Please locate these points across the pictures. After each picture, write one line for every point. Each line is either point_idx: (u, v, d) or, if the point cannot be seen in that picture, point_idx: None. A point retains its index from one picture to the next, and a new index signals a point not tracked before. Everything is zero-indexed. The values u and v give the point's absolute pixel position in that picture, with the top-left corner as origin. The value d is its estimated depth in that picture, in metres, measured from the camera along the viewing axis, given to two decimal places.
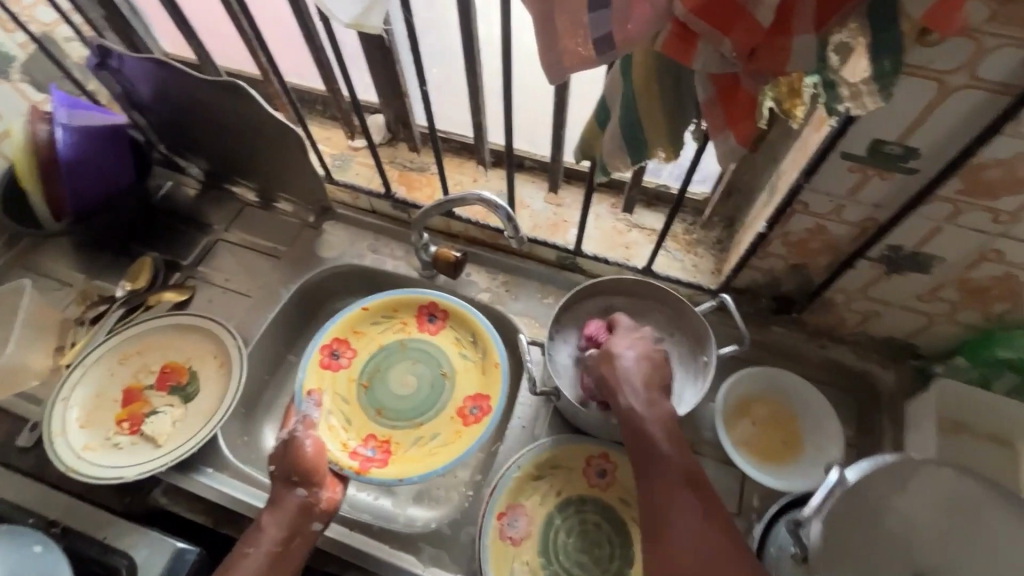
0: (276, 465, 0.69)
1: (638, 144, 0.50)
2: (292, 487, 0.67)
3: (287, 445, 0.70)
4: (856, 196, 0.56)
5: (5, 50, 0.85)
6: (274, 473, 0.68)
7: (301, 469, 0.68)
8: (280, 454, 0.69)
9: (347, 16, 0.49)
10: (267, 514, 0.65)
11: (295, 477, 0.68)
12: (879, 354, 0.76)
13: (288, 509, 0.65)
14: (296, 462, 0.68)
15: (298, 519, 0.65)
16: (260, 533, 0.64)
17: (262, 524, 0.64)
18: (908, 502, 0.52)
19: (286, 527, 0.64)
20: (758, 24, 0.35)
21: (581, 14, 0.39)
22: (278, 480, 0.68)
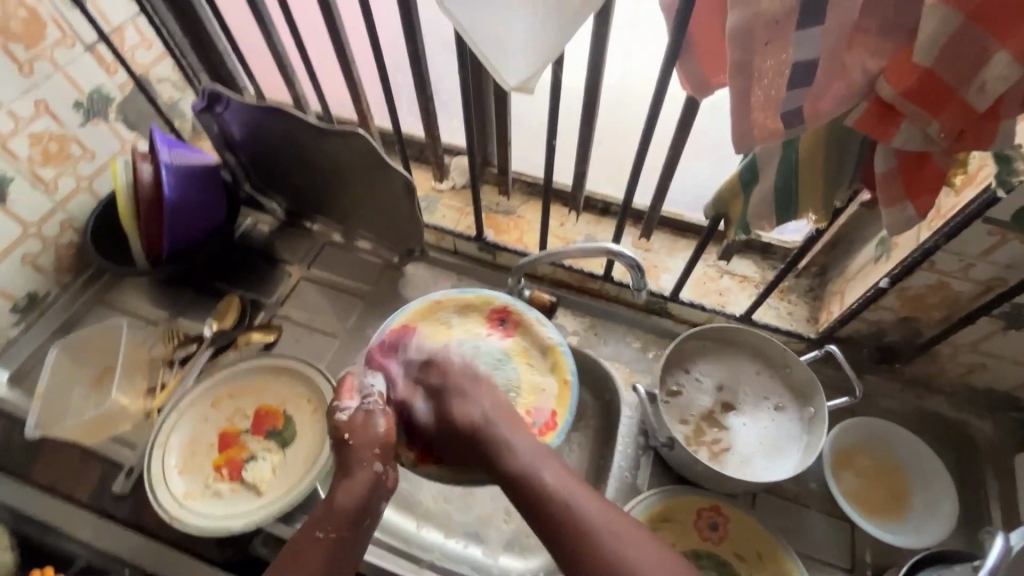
0: (353, 433, 0.58)
1: (789, 206, 0.52)
2: (376, 463, 0.57)
3: (374, 418, 0.60)
4: (988, 257, 0.57)
5: (106, 90, 0.85)
6: (351, 441, 0.58)
7: (382, 445, 0.58)
8: (363, 419, 0.59)
9: (514, 79, 0.49)
10: (344, 480, 0.56)
11: (378, 449, 0.58)
12: (976, 406, 0.76)
13: (365, 485, 0.55)
14: (370, 434, 0.58)
15: (372, 493, 0.55)
16: (336, 499, 0.55)
17: (336, 492, 0.55)
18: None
19: (361, 502, 0.55)
20: (973, 109, 0.37)
21: (779, 91, 0.41)
22: (358, 451, 0.57)
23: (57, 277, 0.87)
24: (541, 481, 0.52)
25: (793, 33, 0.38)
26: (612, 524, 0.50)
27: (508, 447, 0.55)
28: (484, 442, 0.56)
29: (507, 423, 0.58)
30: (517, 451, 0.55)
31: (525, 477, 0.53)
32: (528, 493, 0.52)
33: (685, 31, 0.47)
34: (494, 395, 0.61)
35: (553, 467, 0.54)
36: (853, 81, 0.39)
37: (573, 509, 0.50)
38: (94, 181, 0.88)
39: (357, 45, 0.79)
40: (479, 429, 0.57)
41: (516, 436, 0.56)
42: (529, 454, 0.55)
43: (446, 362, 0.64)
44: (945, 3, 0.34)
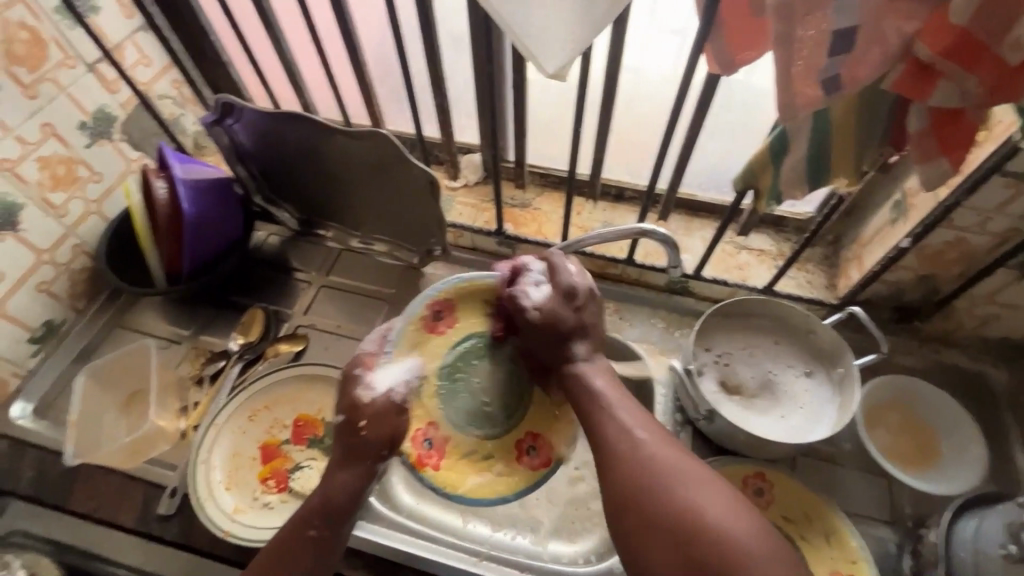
0: (367, 427, 0.61)
1: (822, 172, 0.54)
2: (378, 459, 0.61)
3: (396, 413, 0.63)
4: (1004, 209, 0.60)
5: (109, 110, 0.84)
6: (364, 433, 0.60)
7: (393, 443, 0.61)
8: (380, 410, 0.62)
9: (553, 66, 0.49)
10: (342, 470, 0.60)
11: (385, 450, 0.61)
12: (991, 356, 0.79)
13: (364, 480, 0.60)
14: (382, 433, 0.61)
15: (365, 486, 0.60)
16: (333, 492, 0.59)
17: (333, 489, 0.59)
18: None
19: (354, 501, 0.59)
20: (1004, 63, 0.39)
21: (819, 60, 0.43)
22: (369, 444, 0.60)
23: (72, 303, 0.85)
24: (593, 389, 0.60)
25: (832, 2, 0.40)
26: (649, 431, 0.54)
27: (568, 357, 0.63)
28: (562, 346, 0.63)
29: (594, 340, 0.64)
30: (583, 359, 0.63)
31: (581, 383, 0.61)
32: (579, 390, 0.60)
33: (717, 7, 0.48)
34: (597, 322, 0.65)
35: (604, 377, 0.61)
36: (889, 45, 0.41)
37: (613, 416, 0.56)
38: (103, 203, 0.86)
39: (367, 48, 0.79)
40: (558, 343, 0.63)
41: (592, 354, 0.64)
42: (591, 367, 0.62)
43: (562, 267, 0.65)
44: None
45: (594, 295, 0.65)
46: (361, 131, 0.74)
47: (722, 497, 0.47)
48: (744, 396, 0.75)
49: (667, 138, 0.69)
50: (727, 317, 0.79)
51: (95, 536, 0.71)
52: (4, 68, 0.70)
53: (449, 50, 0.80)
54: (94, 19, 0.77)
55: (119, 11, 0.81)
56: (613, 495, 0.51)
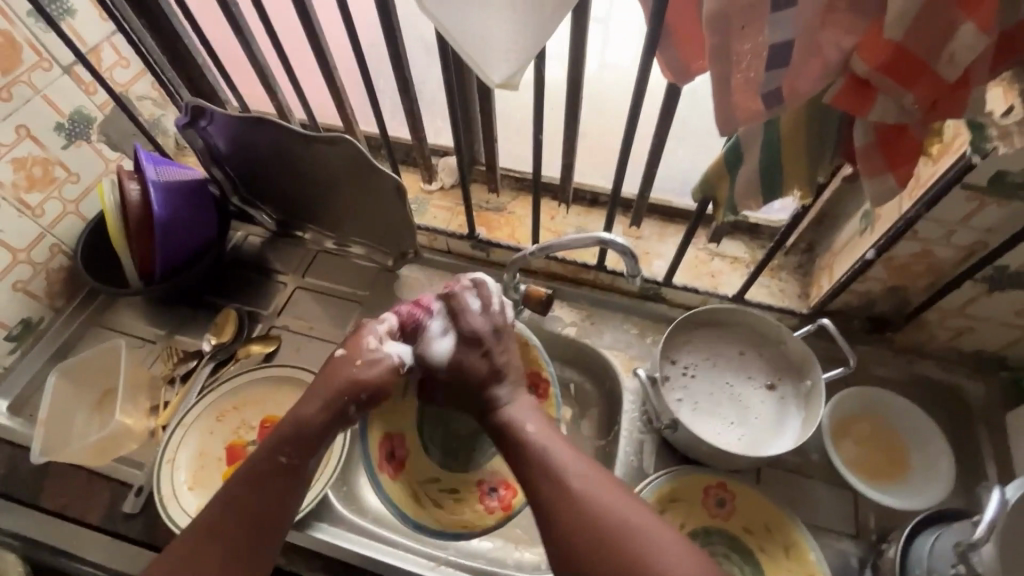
0: (361, 367, 0.61)
1: (775, 184, 0.53)
2: (348, 403, 0.60)
3: (393, 373, 0.62)
4: (968, 221, 0.59)
5: (87, 111, 0.84)
6: (358, 368, 0.61)
7: (373, 390, 0.61)
8: (379, 364, 0.61)
9: (499, 76, 0.49)
10: (314, 399, 0.60)
11: (364, 396, 0.61)
12: (966, 368, 0.78)
13: (338, 415, 0.60)
14: (369, 378, 0.61)
15: (335, 424, 0.60)
16: (304, 420, 0.59)
17: (304, 416, 0.59)
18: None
19: (325, 436, 0.59)
20: (943, 79, 0.39)
21: (758, 73, 0.42)
22: (348, 386, 0.60)
23: (50, 302, 0.87)
24: (523, 437, 0.57)
25: (768, 15, 0.39)
26: (585, 477, 0.53)
27: (495, 403, 0.60)
28: (484, 391, 0.61)
29: (513, 375, 0.62)
30: (512, 399, 0.60)
31: (514, 432, 0.57)
32: (512, 439, 0.57)
33: (665, 18, 0.47)
34: (508, 348, 0.64)
35: (538, 421, 0.58)
36: (828, 60, 0.40)
37: (550, 461, 0.54)
38: (81, 204, 0.87)
39: (337, 52, 0.79)
40: (485, 388, 0.61)
41: (518, 390, 0.61)
42: (518, 410, 0.59)
43: (467, 308, 0.63)
44: None
45: (506, 329, 0.65)
46: (327, 136, 0.74)
47: (668, 539, 0.49)
48: (707, 403, 0.75)
49: (630, 145, 0.68)
50: (696, 325, 0.78)
51: (64, 533, 0.72)
52: None
53: (421, 55, 0.80)
54: (69, 22, 0.78)
55: (95, 13, 0.81)
56: (562, 550, 0.50)
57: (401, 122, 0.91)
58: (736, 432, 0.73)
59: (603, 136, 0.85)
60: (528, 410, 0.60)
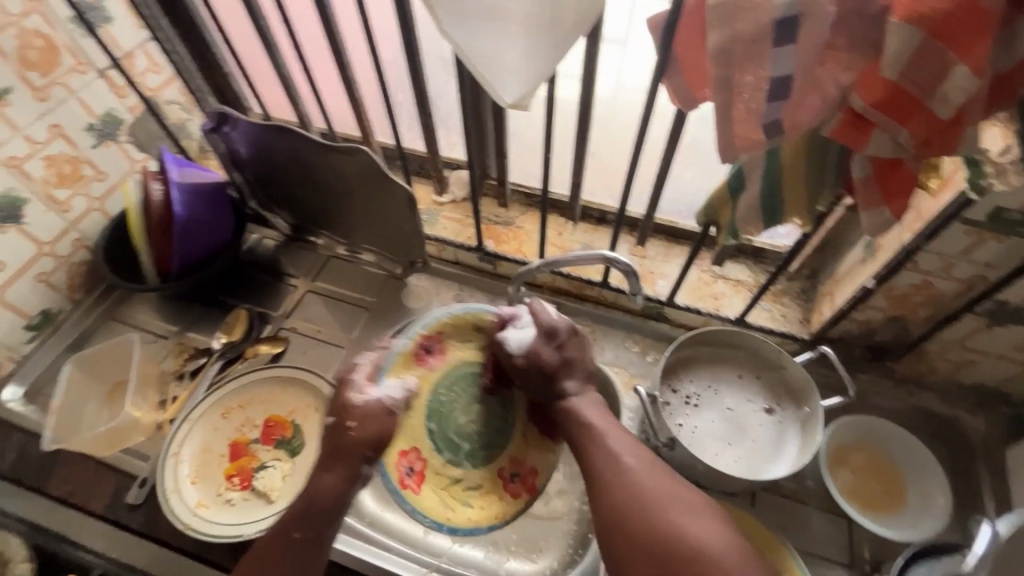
0: (356, 427, 0.64)
1: (774, 210, 0.54)
2: (359, 466, 0.63)
3: (386, 415, 0.66)
4: (968, 256, 0.60)
5: (117, 113, 0.88)
6: (353, 429, 0.64)
7: (377, 443, 0.64)
8: (371, 411, 0.65)
9: (511, 96, 0.51)
10: (327, 473, 0.62)
11: (371, 445, 0.64)
12: (967, 401, 0.78)
13: (348, 481, 0.62)
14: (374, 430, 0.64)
15: (348, 490, 0.62)
16: (319, 494, 0.61)
17: (319, 488, 0.61)
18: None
19: (339, 505, 0.61)
20: (937, 118, 0.40)
21: (759, 104, 0.44)
22: (355, 447, 0.63)
23: (69, 294, 0.90)
24: (584, 420, 0.63)
25: (770, 51, 0.41)
26: (636, 458, 0.58)
27: (562, 393, 0.66)
28: (554, 383, 0.66)
29: (579, 374, 0.67)
30: (575, 390, 0.67)
31: (572, 416, 0.64)
32: (570, 424, 0.64)
33: (672, 48, 0.49)
34: (582, 351, 0.69)
35: (596, 411, 0.64)
36: (826, 94, 0.42)
37: (604, 444, 0.60)
38: (106, 202, 0.90)
39: (358, 66, 0.82)
40: (556, 382, 0.66)
41: (577, 386, 0.67)
42: (582, 399, 0.65)
43: (545, 311, 0.68)
44: (905, 23, 0.37)
45: (580, 335, 0.69)
46: (345, 147, 0.77)
47: (702, 517, 0.52)
48: (706, 424, 0.75)
49: (637, 166, 0.70)
50: (697, 346, 0.79)
51: (68, 520, 0.74)
52: (17, 72, 0.74)
53: (439, 73, 0.83)
54: (106, 29, 0.82)
55: (132, 22, 0.85)
56: (605, 520, 0.55)
57: (417, 135, 0.94)
58: (734, 454, 0.73)
59: (613, 156, 0.87)
60: (591, 407, 0.65)
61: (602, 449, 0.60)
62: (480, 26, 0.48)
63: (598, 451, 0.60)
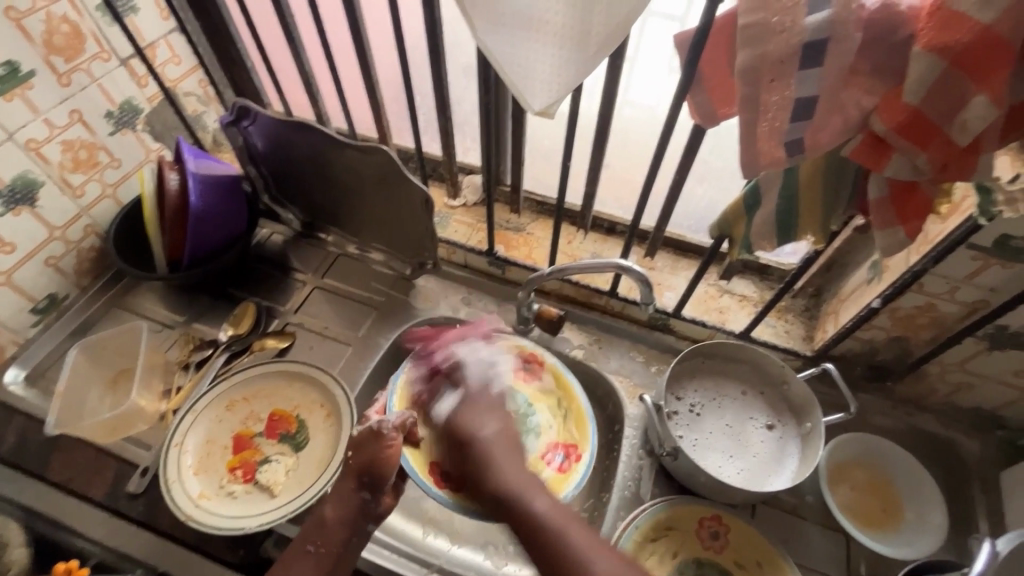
0: (354, 454, 0.63)
1: (789, 226, 0.56)
2: (360, 491, 0.61)
3: (376, 439, 0.62)
4: (973, 280, 0.62)
5: (136, 102, 0.88)
6: (353, 457, 0.63)
7: (374, 469, 0.61)
8: (365, 437, 0.63)
9: (538, 104, 0.52)
10: (331, 498, 0.62)
11: (366, 478, 0.61)
12: (964, 424, 0.79)
13: (355, 507, 0.61)
14: (366, 455, 0.62)
15: (358, 521, 0.61)
16: (325, 513, 0.61)
17: (325, 510, 0.61)
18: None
19: (351, 530, 0.60)
20: (955, 144, 0.42)
21: (783, 123, 0.45)
22: (349, 473, 0.62)
23: (77, 279, 0.89)
24: (533, 517, 0.51)
25: (798, 72, 0.42)
26: (606, 555, 0.48)
27: (497, 474, 0.55)
28: (473, 454, 0.58)
29: (502, 448, 0.58)
30: (507, 472, 0.55)
31: (522, 511, 0.52)
32: (516, 519, 0.52)
33: (699, 65, 0.51)
34: (504, 421, 0.62)
35: (547, 497, 0.53)
36: (847, 117, 0.44)
37: (565, 546, 0.49)
38: (119, 189, 0.90)
39: (381, 66, 0.83)
40: (485, 450, 0.58)
41: (511, 470, 0.56)
42: (524, 485, 0.54)
43: (468, 363, 0.71)
44: (928, 54, 0.39)
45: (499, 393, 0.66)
46: (366, 146, 0.77)
47: None
48: (709, 436, 0.76)
49: (651, 180, 0.72)
50: (703, 358, 0.80)
51: (66, 507, 0.73)
52: (42, 56, 0.74)
53: (460, 79, 0.85)
54: (132, 18, 0.83)
55: (158, 13, 0.86)
56: None
57: (434, 138, 0.95)
58: (735, 467, 0.74)
59: (628, 168, 0.89)
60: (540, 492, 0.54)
61: (533, 524, 0.51)
62: (515, 34, 0.49)
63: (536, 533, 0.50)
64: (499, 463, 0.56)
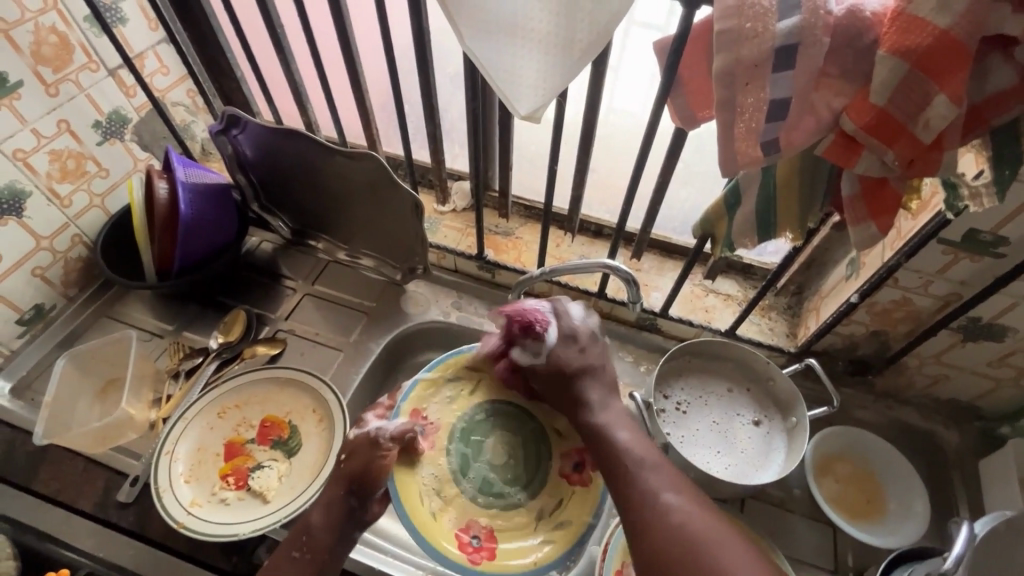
0: (346, 459, 0.66)
1: (768, 224, 0.58)
2: (347, 497, 0.63)
3: (372, 446, 0.66)
4: (944, 274, 0.64)
5: (124, 112, 0.89)
6: (342, 463, 0.66)
7: (360, 476, 0.64)
8: (359, 442, 0.67)
9: (525, 108, 0.54)
10: (315, 504, 0.63)
11: (353, 485, 0.63)
12: (942, 415, 0.81)
13: (340, 512, 0.62)
14: (354, 465, 0.65)
15: (345, 525, 0.61)
16: (311, 514, 0.62)
17: (312, 514, 0.62)
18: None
19: (337, 535, 0.61)
20: (920, 142, 0.44)
21: (759, 124, 0.47)
22: (336, 481, 0.64)
23: (64, 290, 0.89)
24: (615, 442, 0.59)
25: (771, 75, 0.45)
26: (671, 482, 0.54)
27: (595, 409, 0.63)
28: (573, 390, 0.65)
29: (605, 388, 0.65)
30: (599, 407, 0.63)
31: (605, 438, 0.60)
32: (603, 442, 0.60)
33: (677, 70, 0.53)
34: (603, 360, 0.68)
35: (629, 430, 0.60)
36: (818, 118, 0.46)
37: (637, 472, 0.55)
38: (107, 199, 0.90)
39: (369, 75, 0.84)
40: (575, 385, 0.65)
41: (601, 403, 0.64)
42: (611, 419, 0.62)
43: (569, 313, 0.70)
44: (891, 57, 0.41)
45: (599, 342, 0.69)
46: (357, 152, 0.78)
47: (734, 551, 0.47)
48: (698, 433, 0.78)
49: (636, 182, 0.73)
50: (690, 357, 0.82)
51: (54, 519, 0.72)
52: (30, 67, 0.75)
53: (448, 87, 0.87)
54: (120, 29, 0.83)
55: (146, 24, 0.87)
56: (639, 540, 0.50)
57: (422, 145, 0.97)
58: (724, 462, 0.76)
59: (613, 172, 0.91)
60: (619, 420, 0.62)
61: (613, 446, 0.59)
62: (500, 42, 0.50)
63: (611, 451, 0.58)
64: (582, 391, 0.65)
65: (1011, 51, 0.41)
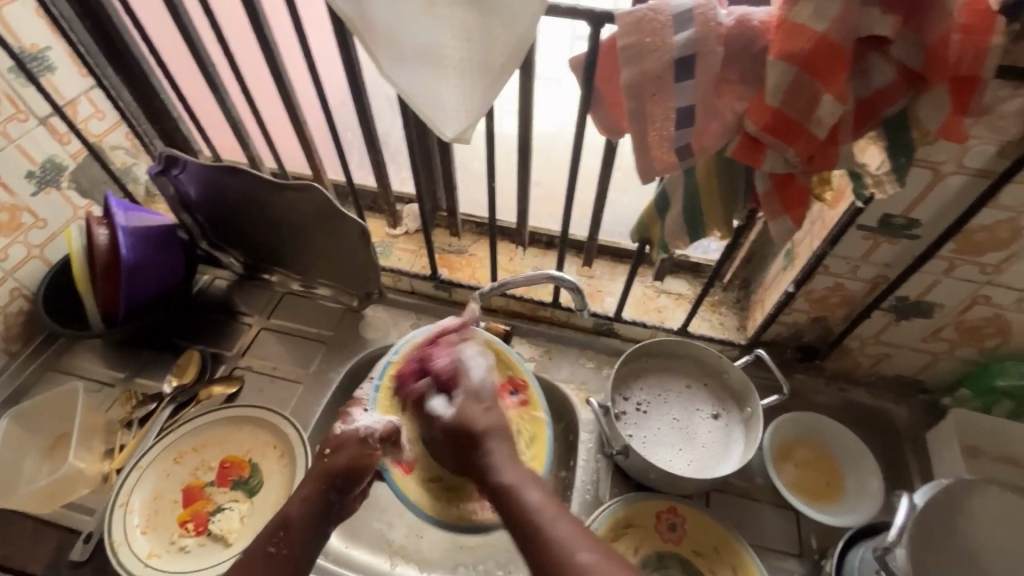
0: (331, 452, 0.59)
1: (697, 226, 0.60)
2: (328, 492, 0.55)
3: (360, 442, 0.59)
4: (869, 257, 0.67)
5: (60, 159, 0.87)
6: (325, 456, 0.58)
7: (347, 471, 0.56)
8: (345, 437, 0.60)
9: (450, 131, 0.55)
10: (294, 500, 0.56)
11: (336, 479, 0.56)
12: (890, 392, 0.85)
13: (322, 509, 0.55)
14: (347, 459, 0.57)
15: (322, 523, 0.55)
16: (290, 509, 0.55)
17: (290, 508, 0.55)
18: (986, 520, 0.57)
19: (314, 535, 0.54)
20: (815, 138, 0.46)
21: (669, 131, 0.49)
22: (315, 474, 0.57)
23: (6, 346, 0.86)
24: (525, 503, 0.48)
25: (673, 85, 0.47)
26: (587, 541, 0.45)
27: (491, 466, 0.52)
28: (480, 453, 0.53)
29: (500, 432, 0.55)
30: (501, 463, 0.52)
31: (512, 500, 0.49)
32: (510, 507, 0.48)
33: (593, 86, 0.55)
34: (498, 415, 0.57)
35: (541, 488, 0.50)
36: (723, 120, 0.48)
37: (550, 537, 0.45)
38: (46, 249, 0.88)
39: (305, 105, 0.85)
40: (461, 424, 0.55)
41: (511, 464, 0.52)
42: (516, 476, 0.51)
43: (468, 367, 0.61)
44: (778, 62, 0.44)
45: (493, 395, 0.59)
46: (299, 184, 0.79)
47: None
48: (659, 431, 0.79)
49: (574, 193, 0.75)
50: (645, 358, 0.84)
51: None
52: None
53: (386, 112, 0.88)
54: (48, 77, 0.82)
55: (75, 70, 0.86)
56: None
57: (368, 172, 0.98)
58: (685, 458, 0.77)
59: (558, 184, 0.93)
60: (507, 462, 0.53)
61: (516, 507, 0.48)
62: (418, 68, 0.52)
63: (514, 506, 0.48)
64: (483, 444, 0.54)
65: (887, 49, 0.45)
